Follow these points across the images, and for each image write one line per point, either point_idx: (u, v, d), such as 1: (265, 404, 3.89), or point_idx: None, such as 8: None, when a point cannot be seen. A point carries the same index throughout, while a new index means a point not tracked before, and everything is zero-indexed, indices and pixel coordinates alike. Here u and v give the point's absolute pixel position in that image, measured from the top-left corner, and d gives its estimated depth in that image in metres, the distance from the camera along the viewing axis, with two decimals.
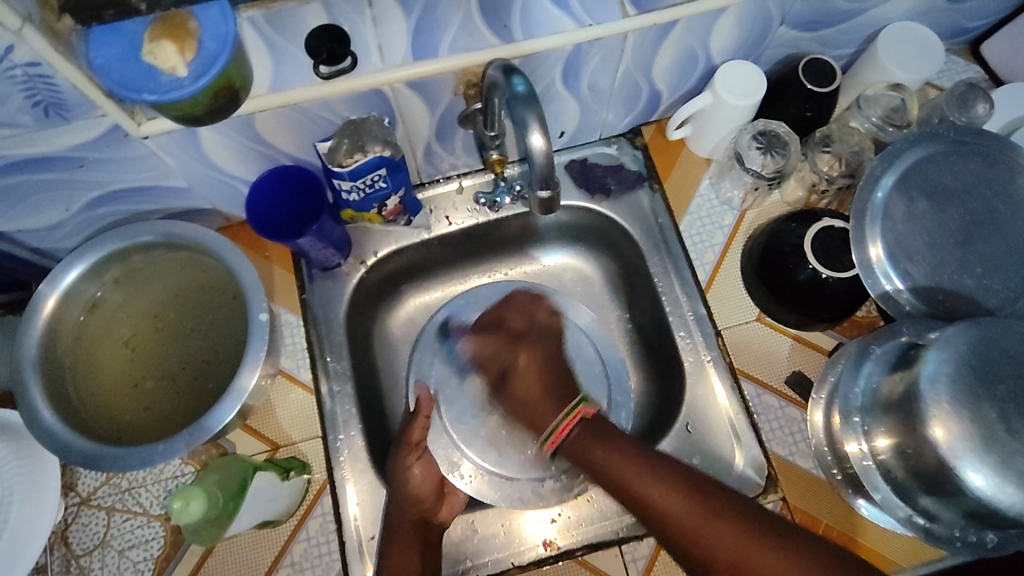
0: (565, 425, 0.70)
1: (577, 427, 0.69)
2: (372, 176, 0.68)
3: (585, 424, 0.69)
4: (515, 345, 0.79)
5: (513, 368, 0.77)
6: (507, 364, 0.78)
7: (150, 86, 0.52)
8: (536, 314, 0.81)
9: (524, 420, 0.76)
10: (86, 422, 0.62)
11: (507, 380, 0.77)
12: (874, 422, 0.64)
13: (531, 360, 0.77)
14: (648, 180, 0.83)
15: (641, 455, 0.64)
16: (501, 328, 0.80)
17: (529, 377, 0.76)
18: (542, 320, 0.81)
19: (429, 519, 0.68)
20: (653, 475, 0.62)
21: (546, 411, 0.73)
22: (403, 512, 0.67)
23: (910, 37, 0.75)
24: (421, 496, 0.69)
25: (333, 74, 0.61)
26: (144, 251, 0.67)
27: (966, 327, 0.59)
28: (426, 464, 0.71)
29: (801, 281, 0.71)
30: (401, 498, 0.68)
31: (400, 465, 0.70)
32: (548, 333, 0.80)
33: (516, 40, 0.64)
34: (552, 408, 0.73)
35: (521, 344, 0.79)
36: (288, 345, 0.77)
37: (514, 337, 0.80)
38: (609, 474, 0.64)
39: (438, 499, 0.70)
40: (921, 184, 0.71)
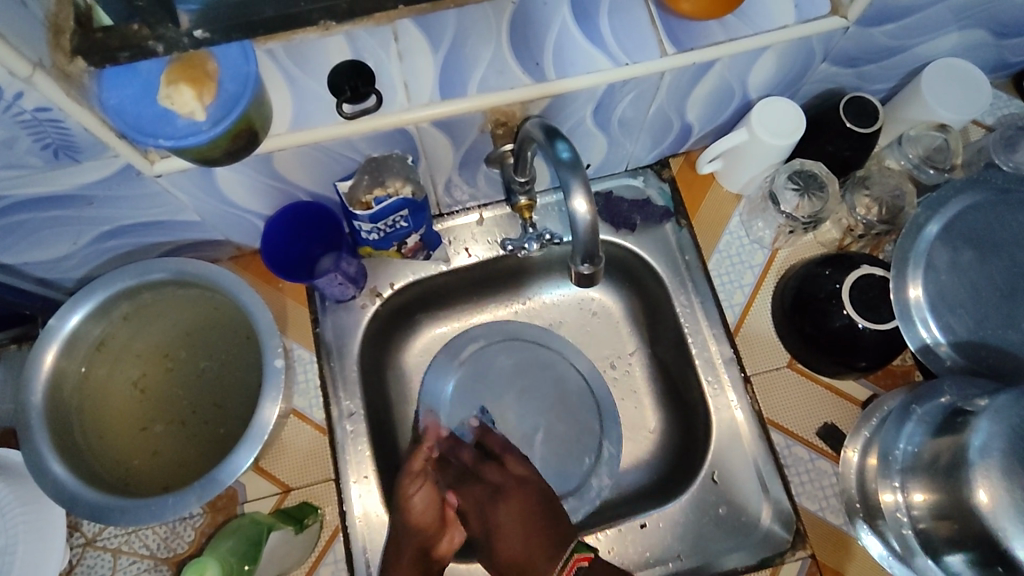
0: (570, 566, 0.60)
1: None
2: (393, 218, 0.66)
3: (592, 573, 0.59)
4: (495, 484, 0.69)
5: (496, 526, 0.65)
6: (496, 485, 0.68)
7: (165, 130, 0.48)
8: (511, 466, 0.71)
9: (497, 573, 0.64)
10: (95, 471, 0.60)
11: (490, 537, 0.65)
12: (913, 483, 0.62)
13: (517, 511, 0.65)
14: (675, 216, 0.80)
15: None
16: (470, 475, 0.71)
17: (512, 505, 0.66)
18: (515, 472, 0.70)
19: (428, 551, 0.66)
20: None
21: (539, 558, 0.62)
22: (403, 542, 0.65)
23: (960, 76, 0.72)
24: (422, 523, 0.67)
25: (356, 113, 0.58)
26: (154, 289, 0.64)
27: (1018, 395, 0.56)
28: (428, 490, 0.68)
29: (835, 328, 0.68)
30: (401, 529, 0.66)
31: (400, 492, 0.68)
32: (526, 483, 0.68)
33: (549, 79, 0.60)
34: (550, 559, 0.62)
35: (473, 475, 0.71)
36: (300, 382, 0.74)
37: (498, 487, 0.68)
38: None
39: (440, 526, 0.68)
40: (966, 233, 0.67)
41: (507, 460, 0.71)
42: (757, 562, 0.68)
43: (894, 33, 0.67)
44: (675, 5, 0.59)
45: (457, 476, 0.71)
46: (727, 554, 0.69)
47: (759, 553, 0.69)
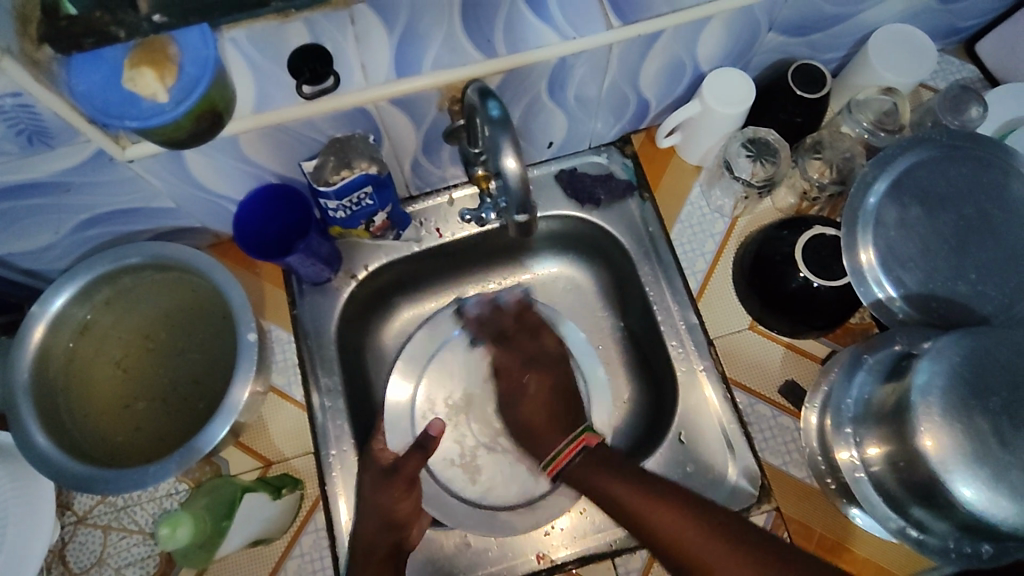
0: (572, 447, 0.72)
1: (579, 455, 0.71)
2: (358, 194, 0.69)
3: (587, 452, 0.71)
4: (533, 372, 0.79)
5: (524, 391, 0.78)
6: (524, 368, 0.80)
7: (131, 112, 0.52)
8: (544, 341, 0.81)
9: (521, 440, 0.79)
10: (81, 446, 0.63)
11: (518, 398, 0.79)
12: (866, 430, 0.64)
13: (540, 387, 0.78)
14: (638, 189, 0.82)
15: (643, 479, 0.64)
16: (511, 341, 0.81)
17: (536, 400, 0.78)
18: (550, 347, 0.80)
19: (401, 546, 0.66)
20: (633, 484, 0.64)
21: (552, 435, 0.76)
22: (382, 536, 0.65)
23: (903, 39, 0.74)
24: (400, 517, 0.67)
25: (315, 94, 0.61)
26: (133, 273, 0.67)
27: (959, 337, 0.58)
28: (410, 493, 0.68)
29: (792, 289, 0.70)
30: (377, 523, 0.65)
31: (377, 490, 0.67)
32: (559, 362, 0.79)
33: (500, 55, 0.63)
34: (559, 437, 0.75)
35: (509, 342, 0.81)
36: (279, 361, 0.77)
37: (526, 357, 0.80)
38: (596, 493, 0.66)
39: (415, 517, 0.68)
40: (913, 190, 0.70)
41: (537, 333, 0.81)
42: None
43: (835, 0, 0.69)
44: None
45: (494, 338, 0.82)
46: None
47: (726, 509, 0.71)
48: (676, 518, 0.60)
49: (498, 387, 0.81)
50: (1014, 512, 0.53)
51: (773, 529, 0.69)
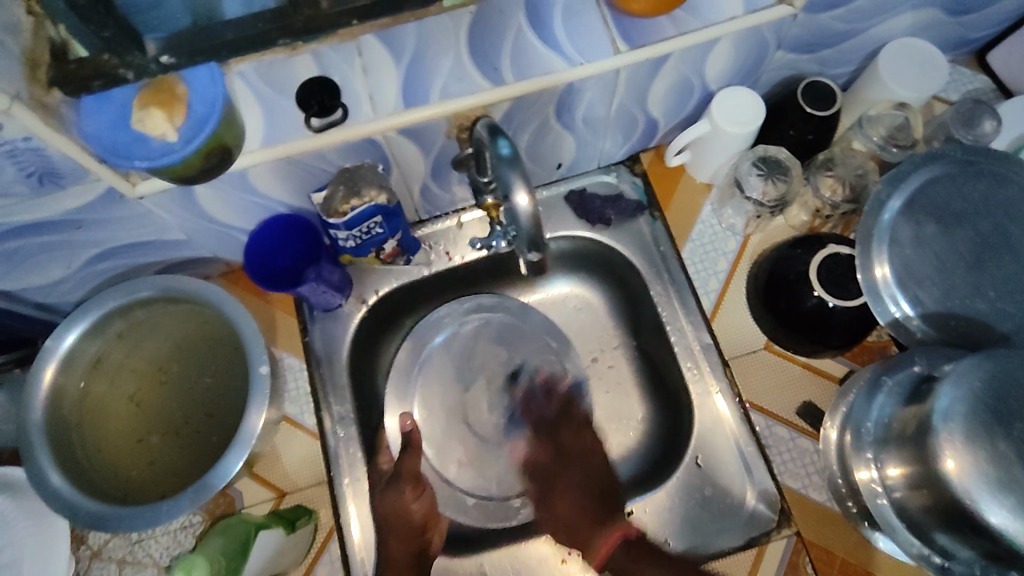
0: (604, 545, 0.70)
1: (620, 547, 0.69)
2: (368, 224, 0.69)
3: (626, 544, 0.69)
4: (565, 463, 0.76)
5: (554, 480, 0.76)
6: (561, 448, 0.77)
7: (141, 152, 0.52)
8: (580, 429, 0.78)
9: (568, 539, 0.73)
10: (95, 483, 0.63)
11: (552, 492, 0.76)
12: (886, 453, 0.63)
13: (580, 478, 0.75)
14: (649, 208, 0.82)
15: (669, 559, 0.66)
16: (552, 437, 0.78)
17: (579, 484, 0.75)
18: (594, 447, 0.76)
19: (425, 551, 0.68)
20: (657, 560, 0.66)
21: (589, 524, 0.72)
22: (407, 538, 0.68)
23: (916, 54, 0.73)
24: (420, 520, 0.69)
25: (323, 126, 0.61)
26: (145, 307, 0.67)
27: (980, 360, 0.57)
28: (423, 493, 0.71)
29: (807, 308, 0.70)
30: (395, 529, 0.68)
31: (396, 495, 0.70)
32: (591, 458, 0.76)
33: (508, 82, 0.63)
34: (594, 528, 0.72)
35: (552, 431, 0.79)
36: (291, 390, 0.76)
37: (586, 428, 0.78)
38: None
39: (433, 524, 0.70)
40: (929, 207, 0.69)
41: (583, 430, 0.78)
42: (742, 543, 0.69)
43: (846, 17, 0.69)
44: (625, 5, 0.61)
45: (541, 430, 0.80)
46: (716, 537, 0.70)
47: (745, 534, 0.70)
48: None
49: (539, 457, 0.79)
50: None
51: (793, 554, 0.68)
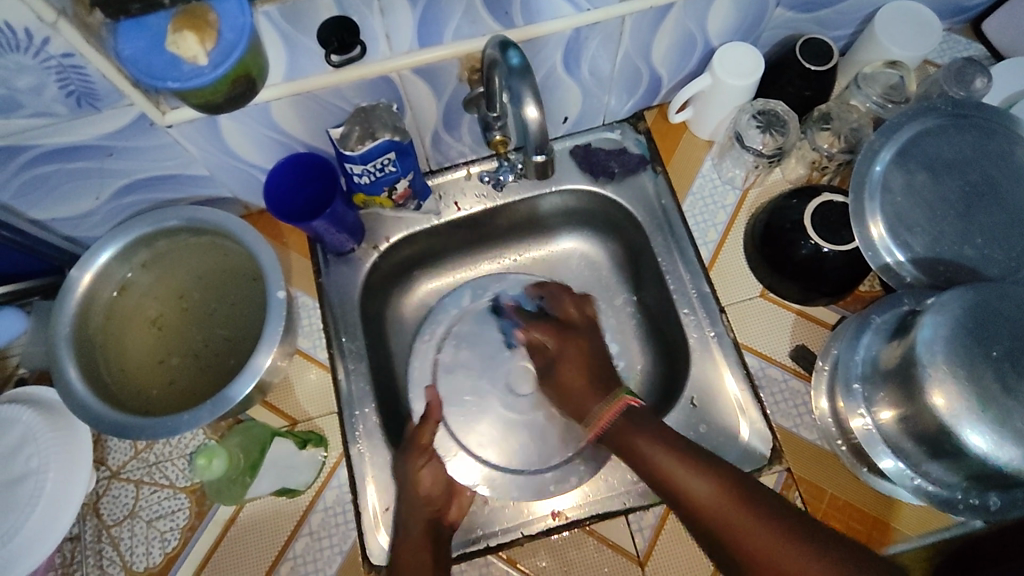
0: (607, 415, 0.71)
1: (619, 416, 0.70)
2: (381, 160, 0.71)
3: (627, 416, 0.69)
4: (557, 339, 0.81)
5: (559, 359, 0.79)
6: (549, 353, 0.81)
7: (174, 75, 0.55)
8: (586, 308, 0.84)
9: (567, 409, 0.77)
10: (118, 397, 0.66)
11: (556, 366, 0.78)
12: (871, 387, 0.66)
13: (579, 352, 0.78)
14: (651, 162, 0.85)
15: (662, 439, 0.66)
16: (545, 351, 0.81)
17: (574, 361, 0.78)
18: (581, 321, 0.82)
19: (439, 520, 0.69)
20: (666, 445, 0.65)
21: (590, 401, 0.74)
22: (415, 514, 0.68)
23: (909, 14, 0.76)
24: (428, 496, 0.70)
25: (343, 63, 0.64)
26: (169, 236, 0.71)
27: (963, 290, 0.60)
28: (434, 465, 0.72)
29: (802, 256, 0.72)
30: (412, 500, 0.69)
31: (407, 465, 0.71)
32: (586, 334, 0.81)
33: (518, 26, 0.66)
34: (596, 398, 0.74)
35: (562, 332, 0.81)
36: (304, 326, 0.80)
37: (559, 331, 0.82)
38: (632, 455, 0.67)
39: (448, 498, 0.71)
40: (920, 157, 0.71)
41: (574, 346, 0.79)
42: None
43: None
44: None
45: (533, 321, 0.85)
46: None
47: (738, 470, 0.72)
48: (738, 512, 0.60)
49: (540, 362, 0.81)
50: (1020, 457, 0.54)
51: (783, 488, 0.71)
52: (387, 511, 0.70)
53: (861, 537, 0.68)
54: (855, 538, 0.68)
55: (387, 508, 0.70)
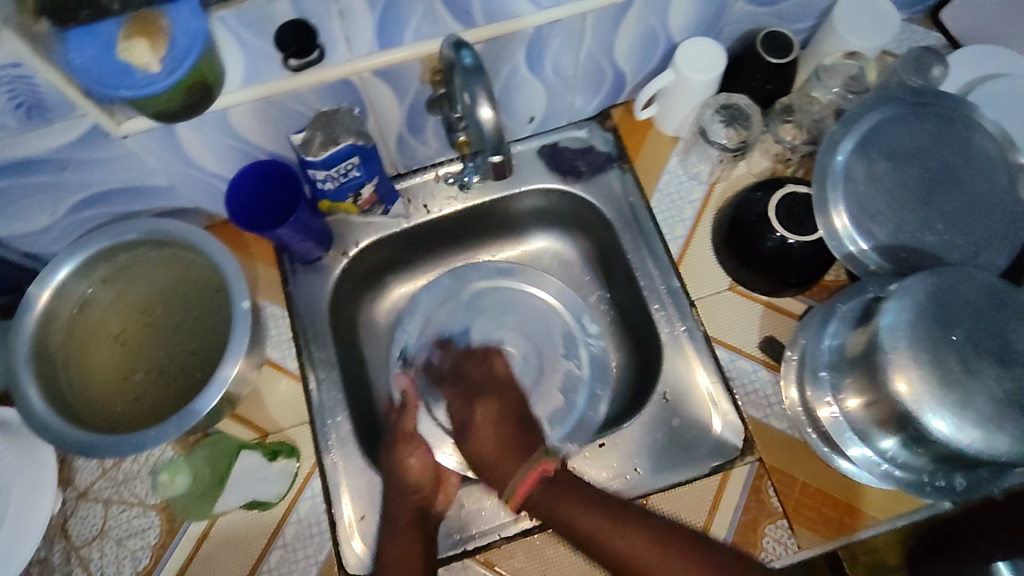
0: (530, 476, 0.67)
1: (542, 484, 0.67)
2: (345, 165, 0.70)
3: (549, 480, 0.67)
4: (479, 402, 0.76)
5: (473, 425, 0.75)
6: (469, 420, 0.76)
7: (126, 83, 0.54)
8: (494, 365, 0.80)
9: (487, 479, 0.72)
10: (81, 416, 0.65)
11: (468, 430, 0.75)
12: (839, 374, 0.66)
13: (494, 412, 0.75)
14: (618, 161, 0.85)
15: (598, 501, 0.64)
16: (456, 379, 0.81)
17: (484, 399, 0.76)
18: (499, 372, 0.79)
19: (429, 508, 0.69)
20: (586, 503, 0.64)
21: (507, 460, 0.70)
22: (403, 503, 0.68)
23: (866, 5, 0.77)
24: (416, 486, 0.69)
25: (301, 67, 0.63)
26: (130, 249, 0.69)
27: (925, 275, 0.60)
28: (422, 453, 0.71)
29: (769, 248, 0.72)
30: (399, 489, 0.69)
31: (394, 457, 0.70)
32: (504, 387, 0.78)
33: (478, 25, 0.66)
34: (518, 461, 0.69)
35: (465, 387, 0.80)
36: (273, 336, 0.79)
37: (480, 382, 0.79)
38: (568, 528, 0.64)
39: (436, 486, 0.70)
40: (880, 146, 0.72)
41: (494, 372, 0.80)
42: (708, 470, 0.72)
43: None
44: None
45: (448, 379, 0.82)
46: (685, 466, 0.73)
47: (710, 463, 0.72)
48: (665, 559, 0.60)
49: (475, 416, 0.76)
50: (982, 438, 0.55)
51: (756, 479, 0.71)
52: (362, 519, 0.70)
53: (833, 524, 0.69)
54: (827, 526, 0.69)
55: (362, 516, 0.70)
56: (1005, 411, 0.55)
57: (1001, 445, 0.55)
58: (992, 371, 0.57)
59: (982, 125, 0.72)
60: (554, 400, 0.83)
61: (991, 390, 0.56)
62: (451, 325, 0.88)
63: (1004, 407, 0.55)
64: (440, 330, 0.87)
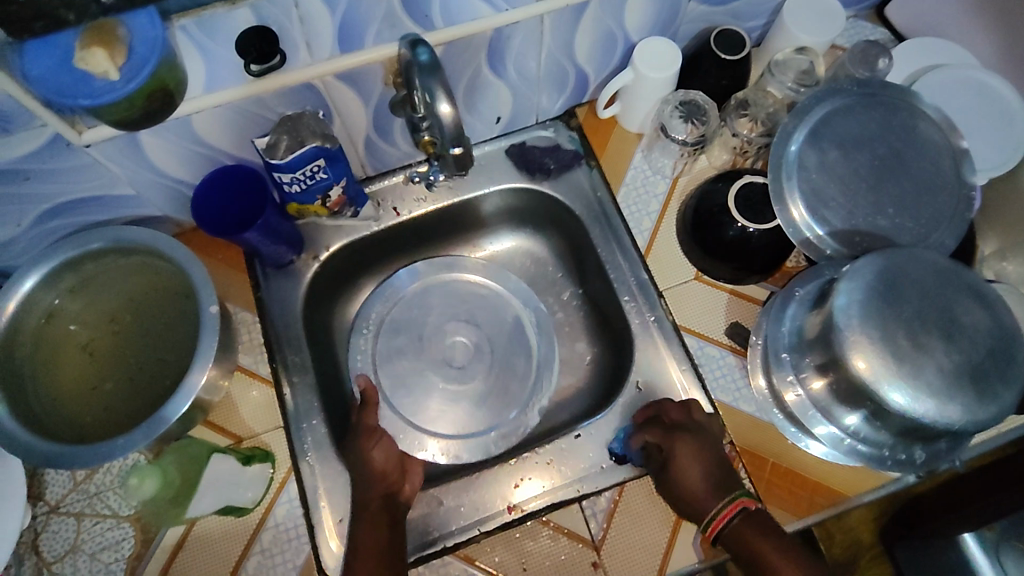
0: (719, 520, 0.66)
1: (736, 518, 0.66)
2: (311, 167, 0.70)
3: (745, 514, 0.66)
4: (686, 437, 0.70)
5: (672, 461, 0.69)
6: (672, 458, 0.70)
7: (83, 91, 0.55)
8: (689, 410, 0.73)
9: (677, 512, 0.69)
10: (51, 428, 0.64)
11: (667, 468, 0.70)
12: (801, 355, 0.68)
13: (694, 446, 0.70)
14: (586, 158, 0.87)
15: (764, 517, 0.66)
16: (666, 439, 0.70)
17: (678, 412, 0.73)
18: (698, 418, 0.72)
19: (394, 495, 0.70)
20: (763, 529, 0.65)
21: (708, 499, 0.68)
22: (370, 490, 0.69)
23: (814, 3, 0.81)
24: (381, 473, 0.71)
25: (263, 72, 0.64)
26: (97, 259, 0.69)
27: (876, 256, 0.63)
28: (384, 444, 0.74)
29: (730, 237, 0.75)
30: (365, 478, 0.70)
31: (358, 449, 0.73)
32: (705, 432, 0.71)
33: (438, 28, 0.67)
34: (713, 500, 0.68)
35: (669, 432, 0.71)
36: (246, 342, 0.79)
37: (675, 428, 0.71)
38: (758, 564, 0.64)
39: (401, 473, 0.73)
40: (832, 135, 0.75)
41: (691, 411, 0.73)
42: None
43: None
44: None
45: (647, 427, 0.72)
46: None
47: None
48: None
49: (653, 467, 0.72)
50: (933, 410, 0.57)
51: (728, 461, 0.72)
52: (341, 522, 0.70)
53: (803, 502, 0.71)
54: (798, 502, 0.71)
55: (340, 519, 0.70)
56: (953, 382, 0.58)
57: (952, 416, 0.57)
58: (941, 345, 0.59)
59: (926, 112, 0.75)
60: (520, 390, 0.86)
61: (940, 362, 0.58)
62: (424, 318, 0.90)
63: (953, 379, 0.58)
64: (412, 323, 0.90)
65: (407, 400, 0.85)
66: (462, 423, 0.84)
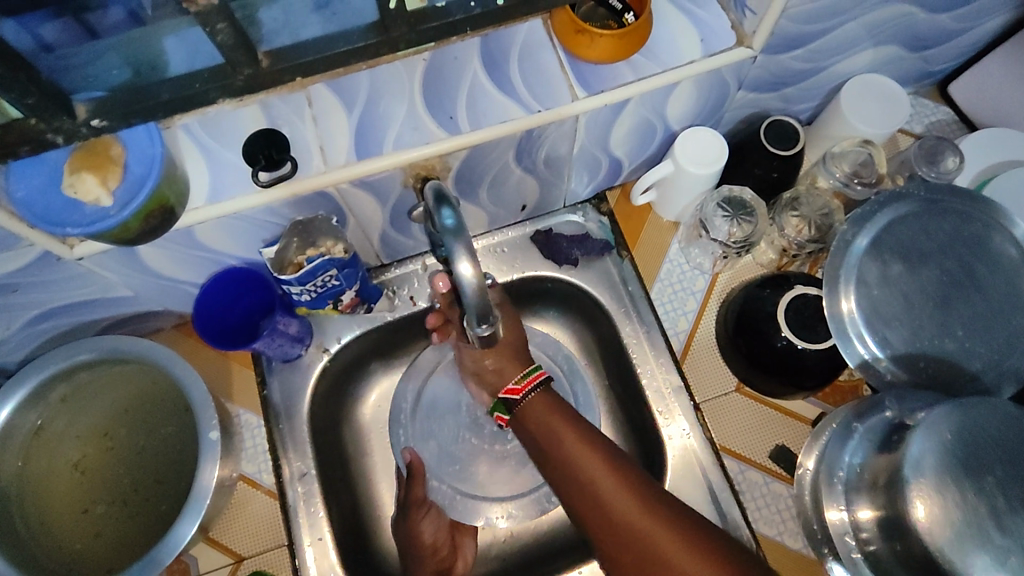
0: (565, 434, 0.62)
1: (554, 418, 0.64)
2: (323, 277, 0.66)
3: (586, 454, 0.60)
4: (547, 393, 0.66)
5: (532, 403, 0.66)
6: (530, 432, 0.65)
7: (73, 218, 0.50)
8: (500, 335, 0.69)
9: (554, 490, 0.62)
10: (37, 561, 0.59)
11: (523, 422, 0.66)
12: (858, 497, 0.61)
13: (553, 406, 0.65)
14: (615, 248, 0.80)
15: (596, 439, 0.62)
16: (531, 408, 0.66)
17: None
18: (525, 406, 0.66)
19: (446, 574, 0.72)
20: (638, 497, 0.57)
21: (594, 459, 0.60)
22: (422, 568, 0.72)
23: (874, 89, 0.73)
24: (433, 548, 0.73)
25: (272, 181, 0.59)
26: (89, 368, 0.64)
27: (950, 409, 0.56)
28: (433, 517, 0.74)
29: (778, 349, 0.68)
30: (416, 556, 0.72)
31: (408, 526, 0.74)
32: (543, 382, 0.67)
33: (463, 131, 0.61)
34: (578, 443, 0.61)
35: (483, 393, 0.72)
36: (249, 448, 0.73)
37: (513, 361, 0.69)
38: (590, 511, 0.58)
39: (451, 549, 0.74)
40: (894, 245, 0.68)
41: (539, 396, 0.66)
42: None
43: (805, 57, 0.68)
44: (578, 48, 0.61)
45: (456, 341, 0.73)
46: None
47: None
48: (653, 523, 0.55)
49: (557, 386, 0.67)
50: None
51: None
52: None
53: None
54: None
55: None
56: None
57: None
58: None
59: (1007, 228, 0.68)
60: None
61: None
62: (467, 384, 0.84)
63: None
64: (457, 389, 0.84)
65: (456, 467, 0.80)
66: (514, 489, 0.79)
